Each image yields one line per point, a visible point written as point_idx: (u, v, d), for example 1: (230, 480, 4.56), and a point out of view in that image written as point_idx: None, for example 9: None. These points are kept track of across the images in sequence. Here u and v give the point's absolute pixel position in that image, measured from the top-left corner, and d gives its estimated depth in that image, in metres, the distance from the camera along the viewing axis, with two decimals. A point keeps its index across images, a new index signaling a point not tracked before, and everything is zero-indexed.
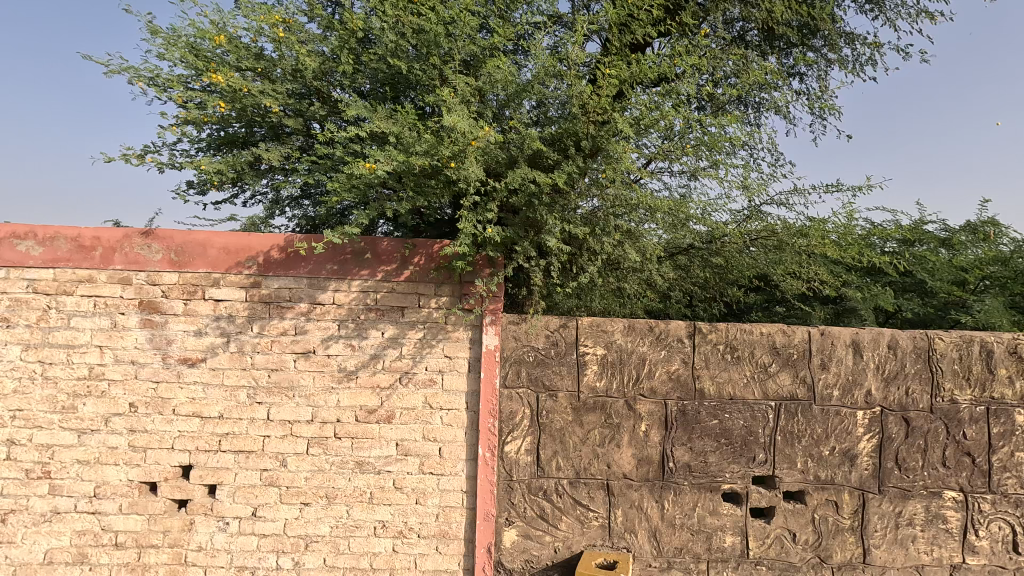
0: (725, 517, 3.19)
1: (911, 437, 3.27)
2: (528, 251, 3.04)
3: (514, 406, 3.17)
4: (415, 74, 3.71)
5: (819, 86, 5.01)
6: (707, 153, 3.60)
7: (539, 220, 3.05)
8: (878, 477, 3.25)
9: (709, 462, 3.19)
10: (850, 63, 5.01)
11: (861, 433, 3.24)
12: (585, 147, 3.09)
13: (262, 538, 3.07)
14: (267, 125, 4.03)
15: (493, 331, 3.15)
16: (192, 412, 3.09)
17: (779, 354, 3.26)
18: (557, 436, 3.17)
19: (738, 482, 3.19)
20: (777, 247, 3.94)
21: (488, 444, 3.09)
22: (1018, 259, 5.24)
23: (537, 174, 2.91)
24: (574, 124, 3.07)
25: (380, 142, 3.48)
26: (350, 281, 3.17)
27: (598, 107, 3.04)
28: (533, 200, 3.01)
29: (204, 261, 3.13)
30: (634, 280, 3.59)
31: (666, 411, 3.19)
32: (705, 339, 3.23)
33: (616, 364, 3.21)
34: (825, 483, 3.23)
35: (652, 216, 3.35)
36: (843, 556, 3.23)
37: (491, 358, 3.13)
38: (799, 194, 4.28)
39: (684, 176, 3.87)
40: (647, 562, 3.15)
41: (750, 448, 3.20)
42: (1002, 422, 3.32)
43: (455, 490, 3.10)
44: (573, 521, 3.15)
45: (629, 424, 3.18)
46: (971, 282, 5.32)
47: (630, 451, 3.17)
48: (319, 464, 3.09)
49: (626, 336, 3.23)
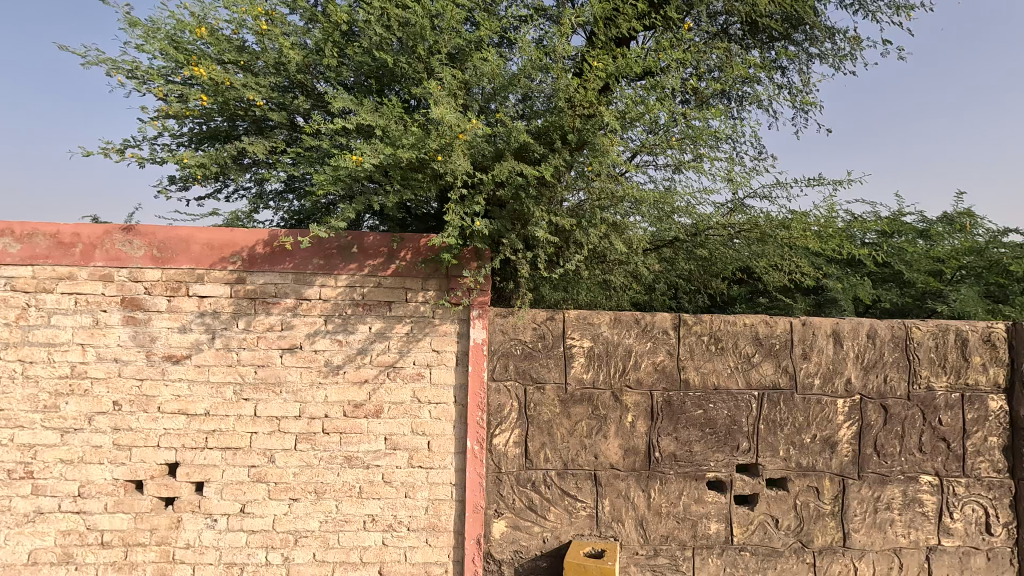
0: (710, 505, 3.25)
1: (889, 424, 3.35)
2: (515, 243, 3.06)
3: (502, 399, 3.19)
4: (401, 67, 3.69)
5: (801, 79, 5.07)
6: (691, 146, 3.64)
7: (526, 212, 3.06)
8: (858, 463, 3.33)
9: (694, 452, 3.25)
10: (831, 57, 5.07)
11: (841, 420, 3.32)
12: (572, 140, 3.10)
13: (250, 535, 3.06)
14: (251, 119, 3.99)
15: (480, 324, 3.16)
16: (178, 409, 3.07)
17: (761, 344, 3.32)
18: (544, 428, 3.20)
19: (723, 470, 3.26)
20: (760, 239, 3.98)
21: (477, 437, 3.11)
22: (993, 249, 5.40)
23: (525, 166, 2.92)
24: (560, 117, 3.08)
25: (366, 135, 3.46)
26: (336, 276, 3.16)
27: (585, 100, 3.06)
28: (520, 192, 3.02)
29: (188, 258, 3.09)
30: (620, 272, 3.64)
31: (652, 401, 3.24)
32: (690, 331, 3.28)
33: (602, 356, 3.25)
34: (807, 470, 3.30)
35: (638, 210, 3.38)
36: (824, 540, 3.31)
37: (478, 352, 3.15)
38: (782, 186, 4.33)
39: (669, 169, 3.90)
40: (634, 550, 3.20)
41: (733, 436, 3.27)
42: (976, 408, 3.42)
43: (445, 483, 3.12)
44: (561, 511, 3.19)
45: (615, 415, 3.22)
46: (947, 273, 5.45)
47: (617, 442, 3.22)
48: (308, 459, 3.09)
49: (612, 328, 3.26)
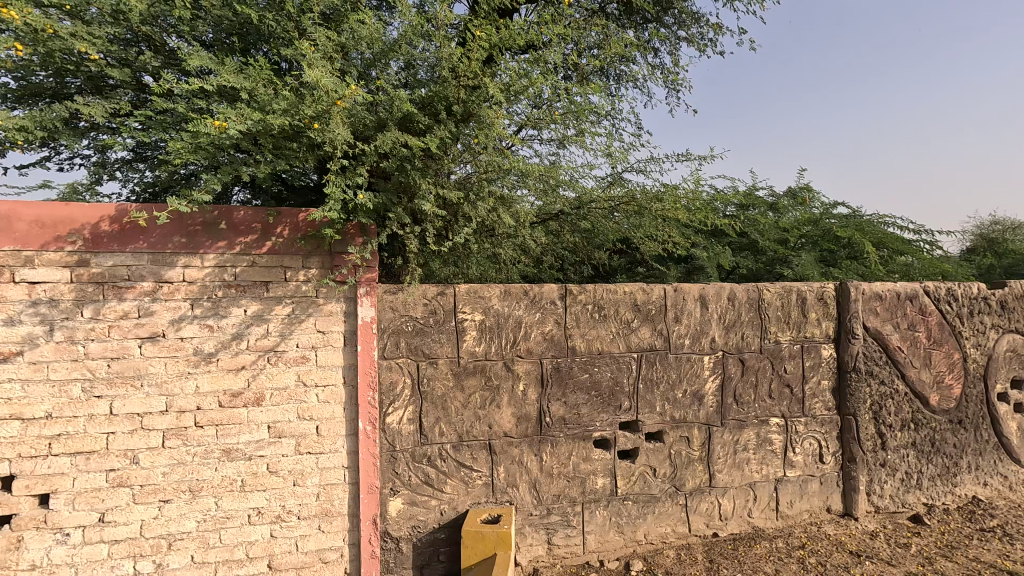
0: (596, 462, 3.45)
1: (746, 375, 3.77)
2: (401, 217, 2.97)
3: (394, 377, 3.14)
4: (267, 25, 3.37)
5: (671, 61, 5.40)
6: (574, 121, 3.73)
7: (412, 184, 2.96)
8: (720, 412, 3.71)
9: (581, 414, 3.43)
10: (697, 41, 5.45)
11: (706, 375, 3.68)
12: (457, 112, 3.04)
13: (113, 545, 2.75)
14: (84, 76, 3.43)
15: (368, 302, 3.05)
16: (9, 414, 2.64)
17: (639, 310, 3.56)
18: (438, 403, 3.20)
19: (607, 429, 3.48)
20: (637, 212, 4.20)
21: (369, 417, 3.04)
22: (825, 220, 6.29)
23: (409, 137, 2.81)
24: (445, 88, 2.98)
25: (230, 99, 3.13)
26: (202, 255, 2.87)
27: (469, 70, 2.96)
28: (405, 164, 2.91)
29: (9, 238, 2.60)
30: (508, 245, 3.68)
31: (541, 369, 3.36)
32: (575, 300, 3.43)
33: (493, 328, 3.29)
34: (679, 421, 3.63)
35: (524, 184, 3.43)
36: (693, 483, 3.64)
37: (367, 330, 3.05)
38: (655, 162, 4.60)
39: (553, 143, 3.97)
40: (528, 511, 3.33)
41: (616, 397, 3.50)
42: (813, 357, 3.90)
43: (336, 467, 3.01)
44: (457, 483, 3.23)
45: (508, 385, 3.30)
46: (791, 241, 6.20)
47: (509, 410, 3.31)
48: (179, 457, 2.82)
49: (502, 300, 3.31)
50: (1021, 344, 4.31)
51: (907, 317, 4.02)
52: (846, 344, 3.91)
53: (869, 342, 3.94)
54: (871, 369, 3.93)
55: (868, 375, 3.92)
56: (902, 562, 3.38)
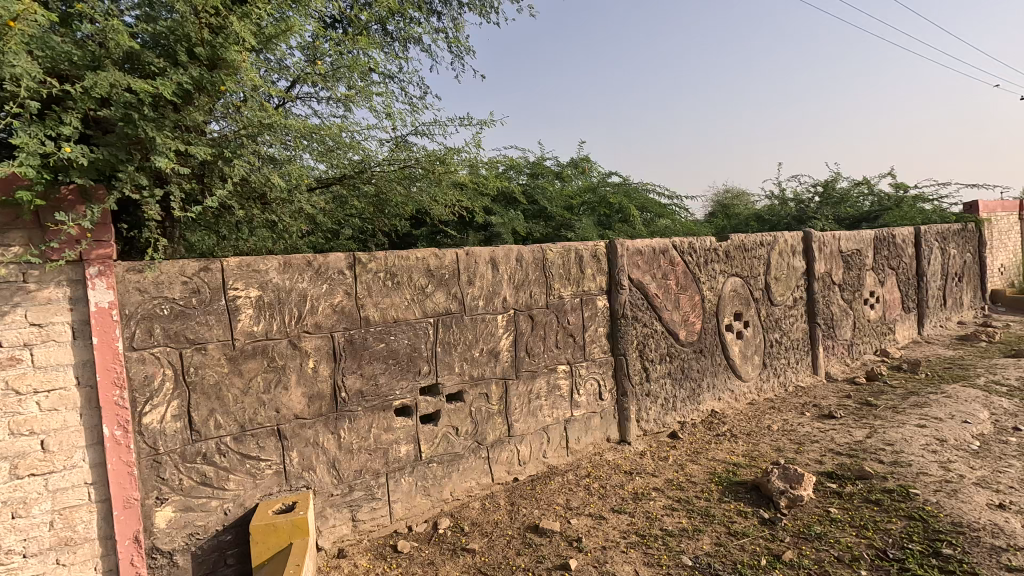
0: (398, 430, 3.41)
1: (535, 329, 4.05)
2: (137, 180, 2.49)
3: (149, 369, 2.67)
4: None
5: (454, 24, 5.40)
6: (348, 77, 3.52)
7: (145, 138, 2.48)
8: (514, 365, 3.94)
9: (380, 384, 3.35)
10: (477, 7, 5.52)
11: (500, 333, 3.86)
12: (201, 55, 2.60)
13: None
14: None
15: (103, 284, 2.51)
16: None
17: (433, 276, 3.56)
18: (211, 394, 2.83)
19: (408, 396, 3.46)
20: (425, 176, 4.18)
21: (118, 421, 2.55)
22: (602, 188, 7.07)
23: (132, 79, 2.33)
24: (181, 24, 2.53)
25: None
26: None
27: (210, 6, 2.56)
28: (131, 113, 2.41)
29: None
30: (284, 211, 3.39)
31: (333, 342, 3.18)
32: (366, 269, 3.29)
33: (273, 305, 3.00)
34: (477, 379, 3.76)
35: (297, 143, 3.20)
36: (493, 435, 3.83)
37: (105, 318, 2.52)
38: (440, 125, 4.62)
39: (329, 101, 3.71)
40: (329, 492, 3.17)
41: (415, 362, 3.49)
42: (591, 308, 4.35)
43: (76, 486, 2.46)
44: (243, 477, 2.92)
45: (296, 363, 3.06)
46: (575, 207, 6.82)
47: (299, 391, 3.07)
48: None
49: (282, 274, 3.02)
50: (739, 285, 5.32)
51: (661, 268, 4.72)
52: (616, 294, 4.45)
53: (634, 291, 4.54)
54: (636, 314, 4.54)
55: (634, 319, 4.53)
56: (662, 471, 4.04)
